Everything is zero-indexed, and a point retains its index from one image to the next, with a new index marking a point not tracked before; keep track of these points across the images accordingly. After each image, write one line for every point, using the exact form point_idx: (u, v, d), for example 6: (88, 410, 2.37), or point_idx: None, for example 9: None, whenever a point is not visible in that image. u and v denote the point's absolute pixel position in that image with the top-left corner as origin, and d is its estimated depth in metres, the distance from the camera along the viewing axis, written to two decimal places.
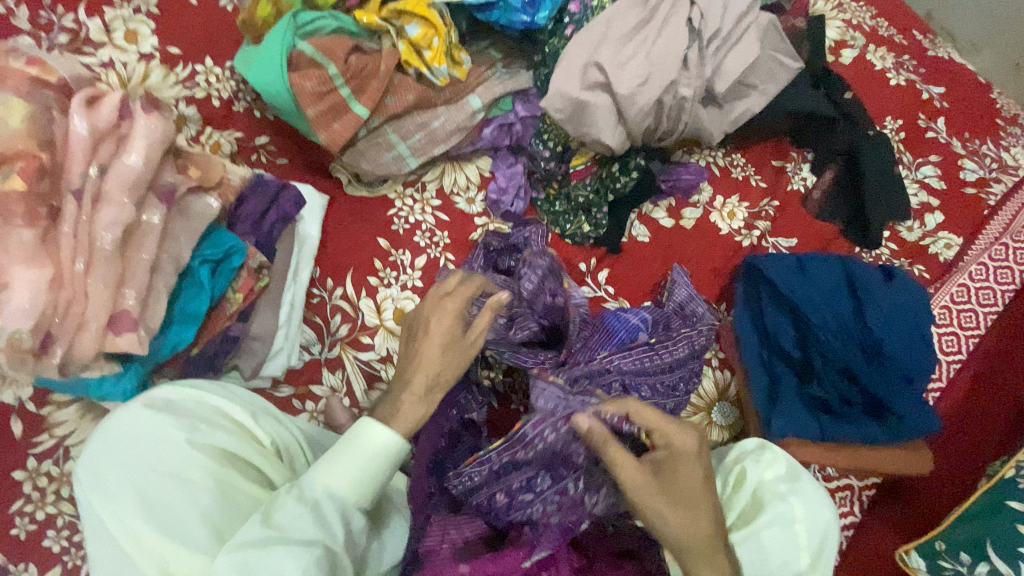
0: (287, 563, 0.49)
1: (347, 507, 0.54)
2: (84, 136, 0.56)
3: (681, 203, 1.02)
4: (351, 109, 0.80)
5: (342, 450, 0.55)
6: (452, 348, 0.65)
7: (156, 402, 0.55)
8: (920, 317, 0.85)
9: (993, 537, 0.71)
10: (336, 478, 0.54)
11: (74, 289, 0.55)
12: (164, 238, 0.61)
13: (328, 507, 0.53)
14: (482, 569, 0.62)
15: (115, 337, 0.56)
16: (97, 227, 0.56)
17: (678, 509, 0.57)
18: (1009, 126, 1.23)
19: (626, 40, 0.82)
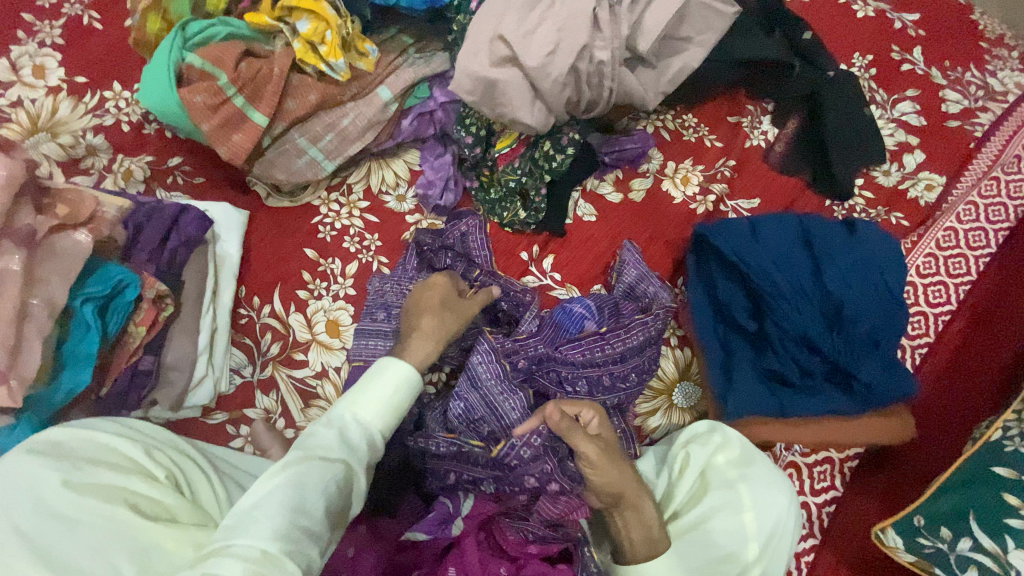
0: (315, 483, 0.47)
1: (367, 434, 0.53)
2: None
3: (629, 174, 0.95)
4: (249, 118, 0.76)
5: (375, 375, 0.56)
6: (450, 305, 0.72)
7: (43, 445, 0.54)
8: (890, 275, 0.77)
9: (976, 510, 0.65)
10: (364, 406, 0.54)
11: None
12: (32, 282, 0.56)
13: (355, 432, 0.52)
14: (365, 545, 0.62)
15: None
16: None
17: (608, 465, 0.62)
18: (995, 48, 1.12)
19: (531, 6, 0.75)
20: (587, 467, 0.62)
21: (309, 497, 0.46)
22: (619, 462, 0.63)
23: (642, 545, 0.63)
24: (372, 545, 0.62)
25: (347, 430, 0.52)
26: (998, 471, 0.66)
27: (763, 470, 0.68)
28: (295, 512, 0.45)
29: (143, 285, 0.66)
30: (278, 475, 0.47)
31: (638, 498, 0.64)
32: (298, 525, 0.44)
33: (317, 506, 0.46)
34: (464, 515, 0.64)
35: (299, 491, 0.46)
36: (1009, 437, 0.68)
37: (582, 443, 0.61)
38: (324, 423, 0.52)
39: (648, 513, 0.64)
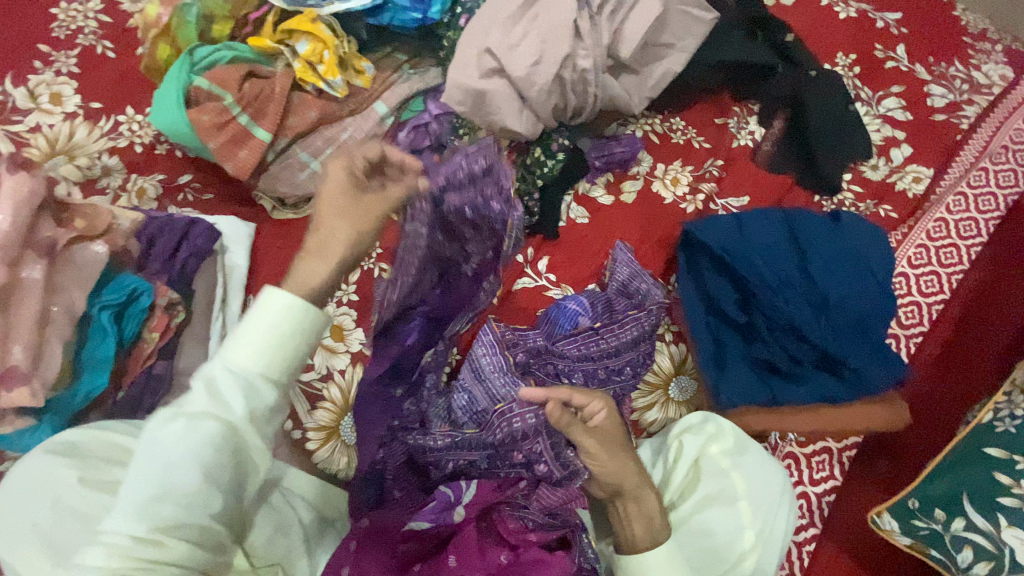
0: (189, 453, 0.48)
1: (244, 380, 0.52)
2: None
3: (620, 177, 0.98)
4: (253, 135, 0.81)
5: (256, 316, 0.53)
6: (350, 209, 0.63)
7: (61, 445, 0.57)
8: (874, 264, 0.80)
9: (969, 490, 0.66)
10: (234, 356, 0.53)
11: None
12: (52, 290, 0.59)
13: (225, 381, 0.51)
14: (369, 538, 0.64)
15: (8, 391, 0.56)
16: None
17: (607, 454, 0.64)
18: (979, 42, 1.14)
19: (515, 20, 0.79)
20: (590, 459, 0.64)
21: (180, 465, 0.48)
22: (618, 452, 0.65)
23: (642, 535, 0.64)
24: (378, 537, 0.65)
25: (218, 385, 0.51)
26: (990, 452, 0.67)
27: (754, 458, 0.69)
28: (164, 487, 0.47)
29: (154, 292, 0.70)
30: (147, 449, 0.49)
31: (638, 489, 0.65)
32: (168, 497, 0.47)
33: (193, 471, 0.48)
34: (465, 503, 0.67)
35: (169, 463, 0.48)
36: (999, 419, 0.69)
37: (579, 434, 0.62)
38: (205, 376, 0.52)
39: (649, 504, 0.65)
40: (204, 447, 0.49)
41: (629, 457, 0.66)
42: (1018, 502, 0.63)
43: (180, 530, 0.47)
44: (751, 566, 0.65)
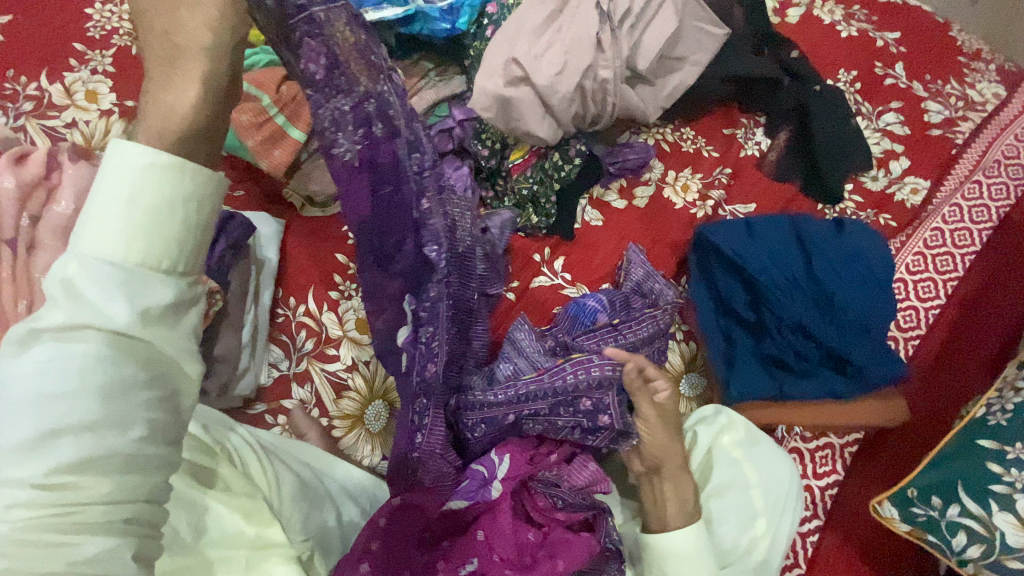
0: (63, 367, 0.41)
1: (120, 274, 0.43)
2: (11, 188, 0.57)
3: (632, 183, 1.03)
4: (288, 134, 0.85)
5: (105, 182, 0.44)
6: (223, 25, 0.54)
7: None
8: (878, 267, 0.84)
9: (965, 481, 0.69)
10: (92, 245, 0.43)
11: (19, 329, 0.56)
12: None
13: (91, 277, 0.43)
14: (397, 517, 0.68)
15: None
16: (35, 270, 0.56)
17: (663, 433, 0.72)
18: (974, 62, 1.20)
19: (540, 32, 0.84)
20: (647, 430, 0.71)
21: (57, 388, 0.40)
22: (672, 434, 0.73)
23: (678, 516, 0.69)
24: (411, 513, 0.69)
25: (80, 287, 0.42)
26: (982, 444, 0.70)
27: (766, 449, 0.73)
28: (51, 427, 0.40)
29: None
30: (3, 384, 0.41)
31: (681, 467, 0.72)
32: (58, 429, 0.40)
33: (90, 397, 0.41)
34: (500, 479, 0.72)
35: (40, 390, 0.40)
36: (991, 413, 0.72)
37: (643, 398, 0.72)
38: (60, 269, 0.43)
39: (686, 490, 0.71)
40: (86, 363, 0.41)
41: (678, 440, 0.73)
42: (1007, 488, 0.66)
43: (91, 466, 0.41)
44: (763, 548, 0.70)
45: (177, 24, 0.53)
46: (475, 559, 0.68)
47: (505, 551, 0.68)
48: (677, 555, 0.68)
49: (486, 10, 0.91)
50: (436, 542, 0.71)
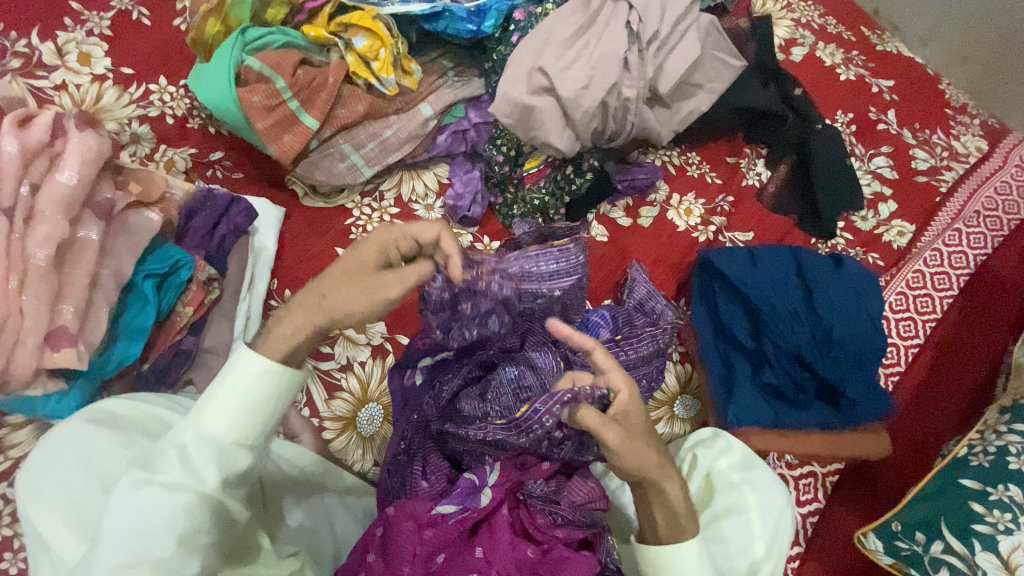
0: (163, 512, 0.49)
1: (219, 449, 0.52)
2: (13, 155, 0.56)
3: (638, 203, 1.03)
4: (301, 121, 0.81)
5: (232, 375, 0.53)
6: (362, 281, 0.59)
7: (99, 415, 0.56)
8: (871, 303, 0.87)
9: (948, 518, 0.73)
10: (208, 418, 0.52)
11: (8, 306, 0.54)
12: (105, 254, 0.62)
13: (201, 450, 0.51)
14: (396, 525, 0.68)
15: (53, 353, 0.55)
16: (30, 244, 0.55)
17: (625, 446, 0.61)
18: (959, 115, 1.27)
19: (568, 44, 0.84)
20: (609, 452, 0.61)
21: (155, 530, 0.48)
22: (638, 441, 0.62)
23: (670, 531, 0.64)
24: (404, 523, 0.67)
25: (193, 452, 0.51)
26: (965, 483, 0.75)
27: (762, 474, 0.73)
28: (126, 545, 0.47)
29: (195, 266, 0.70)
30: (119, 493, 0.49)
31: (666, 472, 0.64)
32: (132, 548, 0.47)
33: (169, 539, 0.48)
34: (491, 485, 0.72)
35: (142, 516, 0.48)
36: (972, 454, 0.77)
37: (590, 412, 0.60)
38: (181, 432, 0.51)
39: (673, 499, 0.64)
40: (172, 514, 0.49)
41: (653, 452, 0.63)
42: (989, 529, 0.70)
43: None
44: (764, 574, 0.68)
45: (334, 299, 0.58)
46: None
47: (504, 565, 0.66)
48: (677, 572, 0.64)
49: (513, 14, 0.89)
50: (429, 553, 0.66)
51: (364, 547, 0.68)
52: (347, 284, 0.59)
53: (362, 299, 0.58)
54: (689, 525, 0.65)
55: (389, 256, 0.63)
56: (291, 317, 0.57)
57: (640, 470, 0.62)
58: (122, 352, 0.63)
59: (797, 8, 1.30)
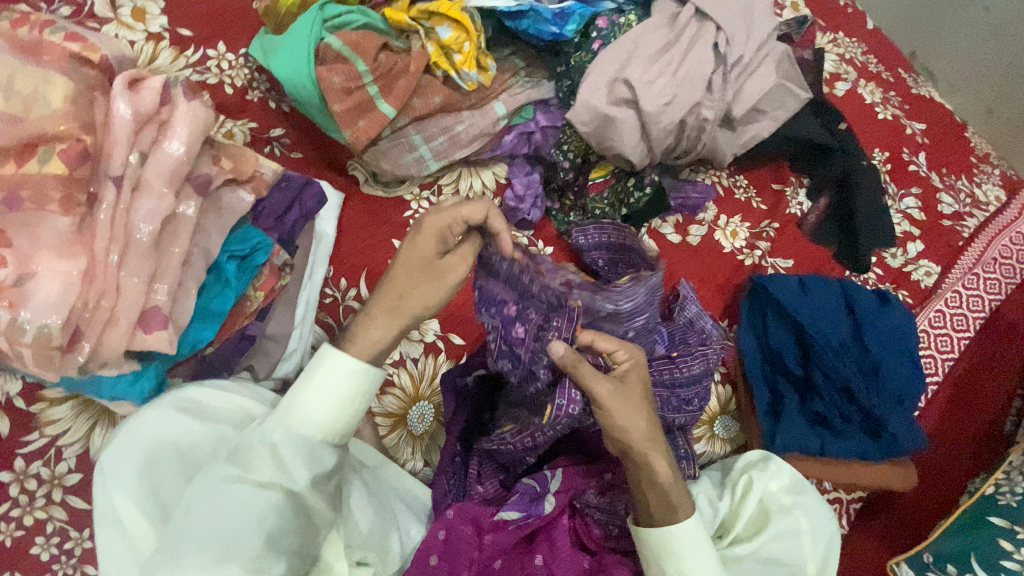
0: (251, 508, 0.49)
1: (308, 449, 0.53)
2: (127, 119, 0.53)
3: (688, 220, 1.02)
4: (377, 108, 0.79)
5: (321, 375, 0.54)
6: (424, 270, 0.60)
7: (188, 404, 0.57)
8: (912, 341, 0.90)
9: (977, 552, 0.76)
10: (301, 417, 0.54)
11: (106, 282, 0.52)
12: (196, 232, 0.61)
13: (291, 449, 0.52)
14: (455, 541, 0.64)
15: (145, 334, 0.55)
16: (135, 217, 0.54)
17: (618, 405, 0.60)
18: (982, 164, 1.26)
19: (653, 59, 0.85)
20: (597, 406, 0.60)
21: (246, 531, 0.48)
22: (632, 407, 0.61)
23: (662, 510, 0.61)
24: (463, 530, 0.64)
25: (285, 451, 0.52)
26: (993, 520, 0.79)
27: (812, 500, 0.74)
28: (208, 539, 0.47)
29: (272, 250, 0.69)
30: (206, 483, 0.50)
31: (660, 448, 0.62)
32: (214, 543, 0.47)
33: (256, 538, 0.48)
34: (553, 491, 0.69)
35: (230, 509, 0.48)
36: (999, 491, 0.82)
37: (584, 366, 0.60)
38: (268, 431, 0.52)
39: (663, 475, 0.61)
40: (258, 513, 0.49)
41: (644, 418, 0.61)
42: (1019, 566, 0.73)
43: None
44: None
45: (404, 292, 0.60)
46: None
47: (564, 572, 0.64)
48: (675, 550, 0.61)
49: (595, 21, 0.88)
50: (487, 558, 0.65)
51: (423, 550, 0.63)
52: (416, 283, 0.60)
53: (433, 289, 0.60)
54: (684, 504, 0.62)
55: (446, 241, 0.62)
56: (377, 321, 0.59)
57: (629, 434, 0.60)
58: (196, 336, 0.62)
59: (841, 44, 1.27)
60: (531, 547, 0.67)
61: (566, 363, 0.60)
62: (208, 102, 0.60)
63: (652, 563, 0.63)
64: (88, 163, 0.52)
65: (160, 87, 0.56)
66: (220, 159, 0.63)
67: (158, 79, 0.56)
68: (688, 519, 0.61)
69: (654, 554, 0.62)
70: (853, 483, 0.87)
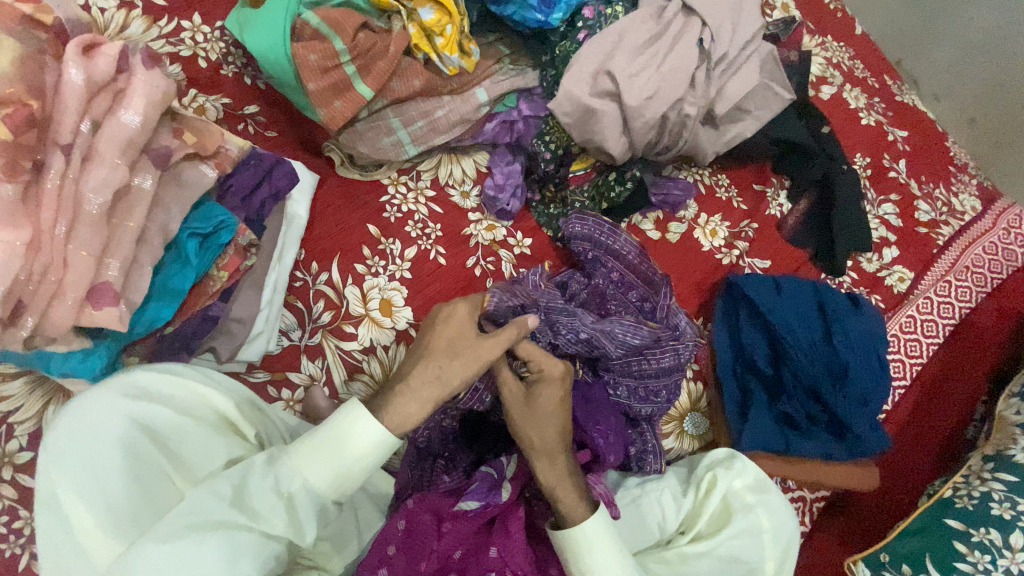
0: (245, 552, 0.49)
1: (316, 507, 0.53)
2: (79, 86, 0.52)
3: (668, 217, 1.02)
4: (354, 88, 0.77)
5: (343, 432, 0.54)
6: (458, 346, 0.61)
7: (135, 392, 0.54)
8: (881, 345, 0.91)
9: (932, 554, 0.78)
10: (316, 470, 0.53)
11: (53, 254, 0.50)
12: (154, 206, 0.59)
13: (302, 503, 0.53)
14: (415, 531, 0.62)
15: (93, 310, 0.53)
16: (85, 188, 0.52)
17: (521, 418, 0.63)
18: (960, 173, 1.27)
19: (637, 52, 0.85)
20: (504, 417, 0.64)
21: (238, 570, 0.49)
22: (534, 418, 0.63)
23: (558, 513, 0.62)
24: (423, 519, 0.63)
25: (296, 503, 0.52)
26: (949, 522, 0.80)
27: (776, 499, 0.75)
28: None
29: (237, 230, 0.67)
30: (199, 515, 0.49)
31: (552, 455, 0.62)
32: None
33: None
34: (510, 479, 0.67)
35: (225, 551, 0.48)
36: (957, 495, 0.83)
37: (501, 371, 0.65)
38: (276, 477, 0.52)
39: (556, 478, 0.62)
40: (249, 555, 0.50)
41: (546, 429, 0.63)
42: (970, 568, 0.75)
43: None
44: None
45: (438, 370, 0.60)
46: None
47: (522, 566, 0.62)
48: (569, 551, 0.61)
49: (581, 11, 0.87)
50: (445, 552, 0.62)
51: (383, 539, 0.62)
52: (456, 357, 0.61)
53: (473, 369, 0.61)
54: (579, 510, 0.61)
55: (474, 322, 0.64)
56: (410, 397, 0.58)
57: (522, 440, 0.63)
58: (153, 314, 0.60)
59: (830, 47, 1.27)
60: (490, 536, 0.64)
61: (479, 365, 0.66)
62: (170, 72, 0.58)
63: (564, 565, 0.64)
64: (34, 130, 0.49)
65: (116, 54, 0.55)
66: (183, 132, 0.62)
67: (114, 46, 0.54)
68: (577, 522, 0.60)
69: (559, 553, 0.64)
70: (820, 483, 0.88)
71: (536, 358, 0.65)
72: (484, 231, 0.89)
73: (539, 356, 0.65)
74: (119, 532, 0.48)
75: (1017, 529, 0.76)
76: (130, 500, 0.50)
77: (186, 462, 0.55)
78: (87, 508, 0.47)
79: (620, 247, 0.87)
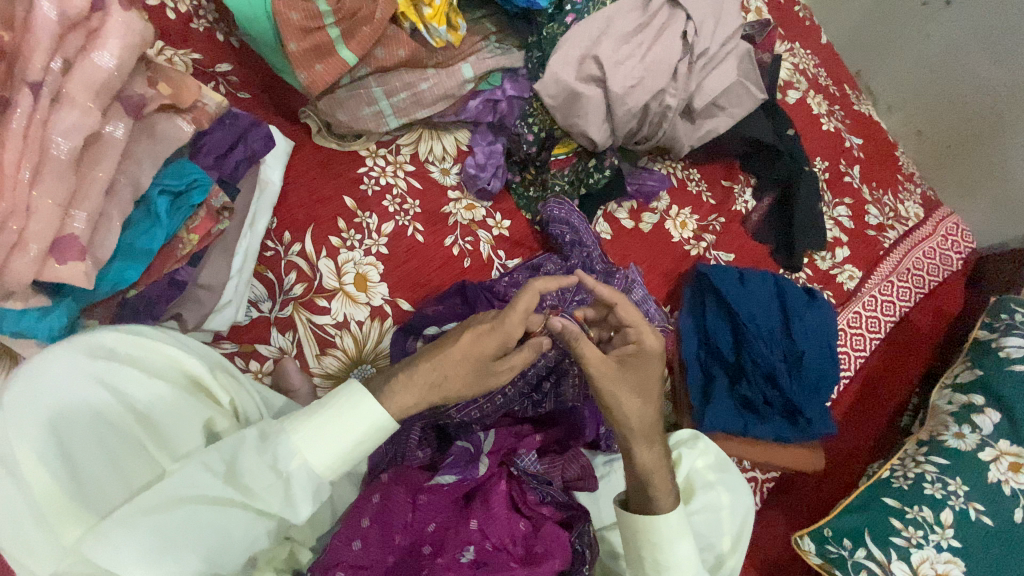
0: (239, 527, 0.51)
1: (315, 487, 0.51)
2: (50, 23, 0.49)
3: (642, 207, 1.03)
4: (337, 52, 0.74)
5: (350, 411, 0.52)
6: (478, 365, 0.59)
7: (100, 352, 0.53)
8: (834, 337, 0.97)
9: (873, 530, 0.84)
10: (318, 452, 0.51)
11: (16, 200, 0.48)
12: (124, 158, 0.56)
13: (300, 483, 0.51)
14: (385, 511, 0.61)
15: (58, 265, 0.51)
16: (51, 131, 0.49)
17: (620, 391, 0.62)
18: (907, 182, 1.35)
19: (624, 40, 0.87)
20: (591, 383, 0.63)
21: (230, 546, 0.50)
22: (622, 392, 0.62)
23: (640, 501, 0.64)
24: (397, 492, 0.63)
25: (292, 484, 0.50)
26: (886, 500, 0.87)
27: (733, 477, 0.77)
28: (177, 549, 0.47)
29: (210, 191, 0.65)
30: (190, 490, 0.49)
31: (648, 439, 0.63)
32: (185, 552, 0.48)
33: (235, 554, 0.51)
34: (486, 452, 0.70)
35: (216, 523, 0.49)
36: (893, 475, 0.90)
37: (586, 345, 0.62)
38: (271, 456, 0.50)
39: (640, 462, 0.63)
40: (241, 531, 0.51)
41: (635, 404, 0.62)
42: (904, 541, 0.82)
43: None
44: (729, 567, 0.73)
45: (446, 375, 0.57)
46: (469, 549, 0.60)
47: (501, 539, 0.62)
48: (655, 542, 0.62)
49: None
50: (419, 531, 0.61)
51: (357, 513, 0.61)
52: (464, 371, 0.58)
53: (469, 382, 0.58)
54: (664, 499, 0.63)
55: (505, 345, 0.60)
56: (407, 386, 0.56)
57: (614, 413, 0.62)
58: (119, 274, 0.58)
59: (797, 54, 1.33)
60: (468, 510, 0.64)
61: (566, 338, 0.63)
62: (147, 16, 0.56)
63: (630, 547, 0.64)
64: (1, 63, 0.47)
65: None
66: (157, 82, 0.59)
67: None
68: (666, 512, 0.62)
69: (632, 541, 0.64)
70: (776, 466, 0.93)
71: (639, 328, 0.66)
72: (463, 211, 0.88)
73: (643, 332, 0.66)
74: (85, 500, 0.49)
75: (946, 508, 0.84)
76: (97, 467, 0.50)
77: (159, 430, 0.55)
78: (51, 474, 0.48)
79: (585, 236, 0.89)
